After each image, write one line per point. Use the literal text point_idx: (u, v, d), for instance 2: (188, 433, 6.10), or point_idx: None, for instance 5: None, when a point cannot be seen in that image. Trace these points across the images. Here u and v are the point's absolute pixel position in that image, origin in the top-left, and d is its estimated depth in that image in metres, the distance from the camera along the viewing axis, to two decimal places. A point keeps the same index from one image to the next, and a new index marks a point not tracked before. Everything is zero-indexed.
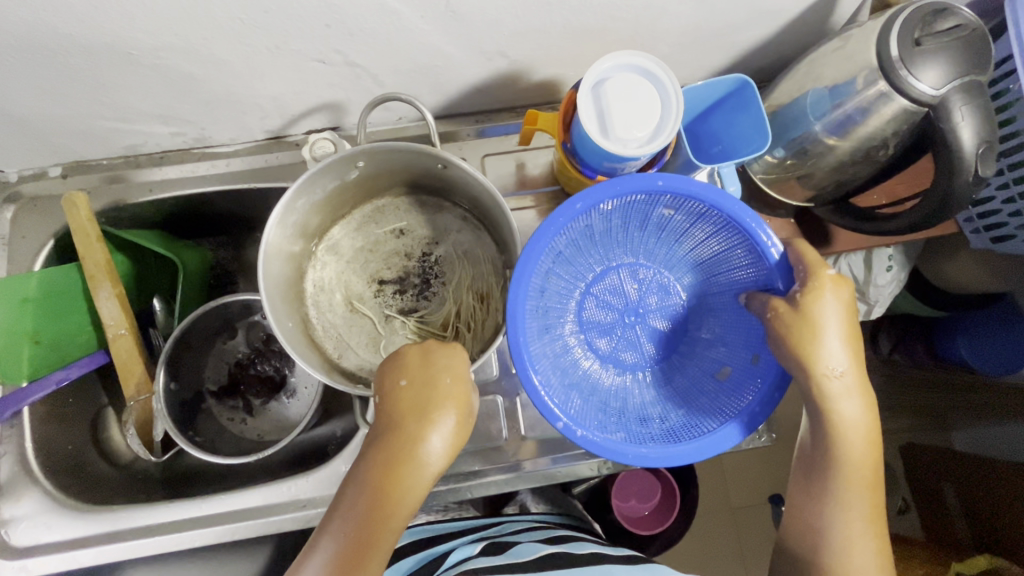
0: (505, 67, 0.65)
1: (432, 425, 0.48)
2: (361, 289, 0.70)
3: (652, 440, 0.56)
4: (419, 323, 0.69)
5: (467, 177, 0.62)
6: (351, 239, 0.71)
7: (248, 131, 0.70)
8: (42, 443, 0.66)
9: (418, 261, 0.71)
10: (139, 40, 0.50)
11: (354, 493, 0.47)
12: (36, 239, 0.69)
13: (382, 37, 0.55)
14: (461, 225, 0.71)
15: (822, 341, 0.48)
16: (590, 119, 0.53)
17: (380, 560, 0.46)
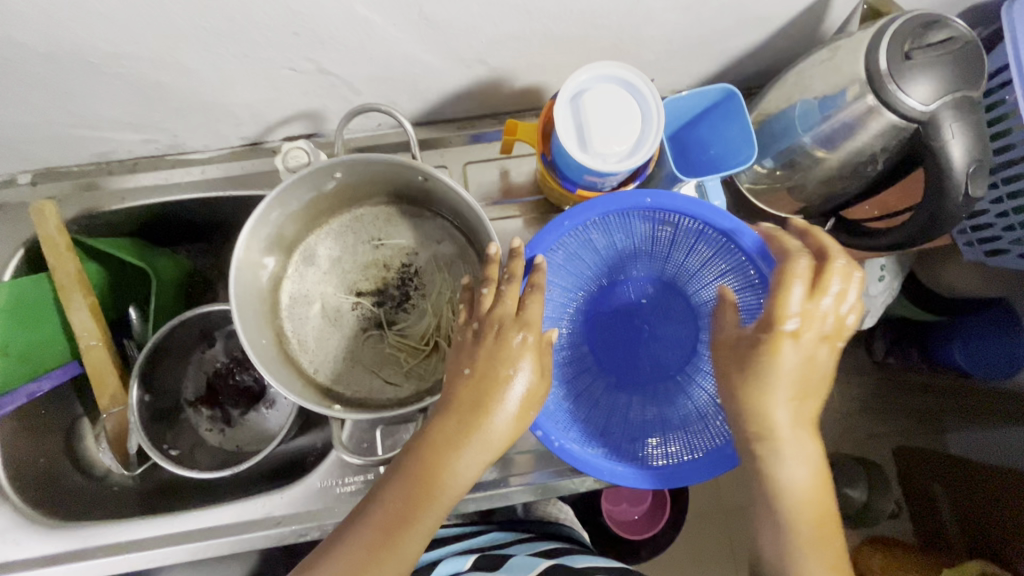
0: (485, 74, 0.63)
1: (496, 412, 0.47)
2: (338, 301, 0.68)
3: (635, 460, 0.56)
4: (398, 337, 0.67)
5: (445, 188, 0.60)
6: (327, 249, 0.69)
7: (222, 138, 0.68)
8: (12, 458, 0.65)
9: (397, 272, 0.69)
10: (100, 48, 0.49)
11: (406, 467, 0.46)
12: (5, 248, 0.68)
13: (355, 45, 0.53)
14: (441, 235, 0.70)
15: (764, 397, 0.47)
16: (567, 133, 0.51)
17: (439, 509, 0.46)
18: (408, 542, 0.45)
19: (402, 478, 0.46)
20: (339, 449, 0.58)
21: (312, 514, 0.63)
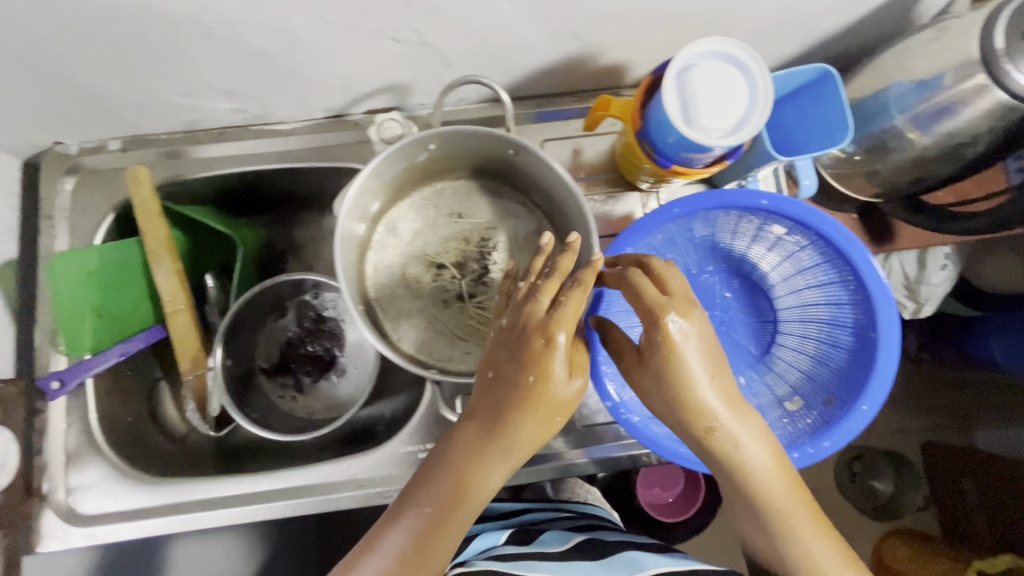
0: (575, 50, 0.63)
1: (521, 422, 0.45)
2: (420, 273, 0.70)
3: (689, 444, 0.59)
4: (478, 310, 0.69)
5: (537, 163, 0.61)
6: (410, 222, 0.70)
7: (309, 109, 0.69)
8: (105, 416, 0.67)
9: (477, 247, 0.71)
10: (219, 12, 0.49)
11: (440, 475, 0.47)
12: (97, 213, 0.69)
13: (461, 16, 0.54)
14: (521, 210, 0.71)
15: (693, 382, 0.44)
16: (674, 110, 0.51)
17: (466, 515, 0.46)
18: (443, 546, 0.46)
19: (434, 488, 0.47)
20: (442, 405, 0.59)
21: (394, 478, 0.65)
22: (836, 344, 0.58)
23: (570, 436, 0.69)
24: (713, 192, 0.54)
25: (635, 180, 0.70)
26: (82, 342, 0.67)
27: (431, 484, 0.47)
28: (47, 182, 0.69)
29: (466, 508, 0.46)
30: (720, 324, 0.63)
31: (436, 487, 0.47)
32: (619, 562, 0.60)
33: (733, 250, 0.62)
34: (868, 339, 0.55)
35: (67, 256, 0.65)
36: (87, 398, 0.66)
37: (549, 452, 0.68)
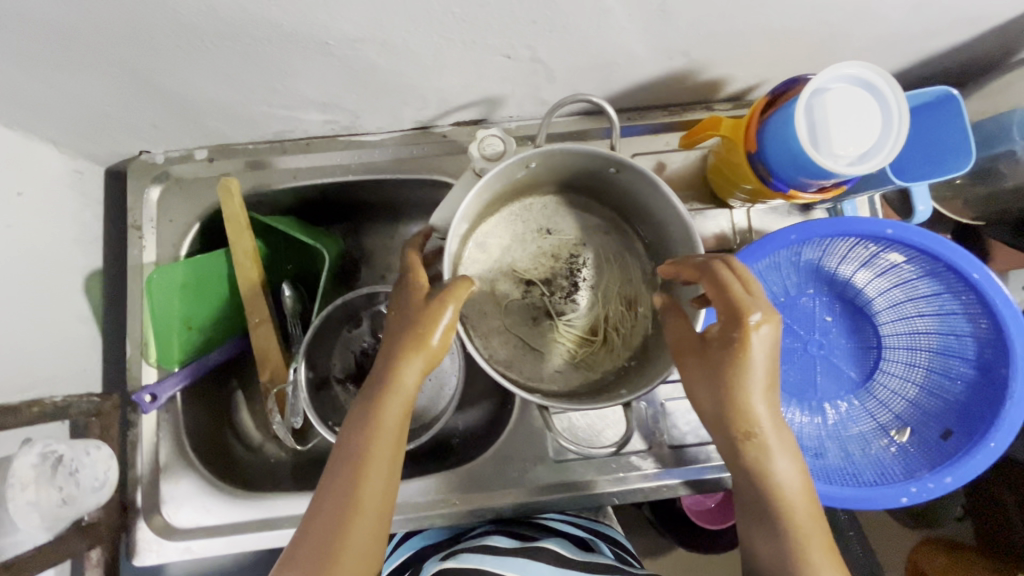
0: (680, 66, 0.62)
1: (399, 383, 0.48)
2: (508, 289, 0.68)
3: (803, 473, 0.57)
4: (568, 327, 0.68)
5: (639, 181, 0.59)
6: (497, 237, 0.69)
7: (398, 121, 0.68)
8: (193, 428, 0.67)
9: (566, 263, 0.70)
10: (342, 30, 0.48)
11: (362, 423, 0.48)
12: (183, 223, 0.68)
13: (580, 34, 0.52)
14: (609, 226, 0.70)
15: (754, 379, 0.45)
16: (806, 139, 0.49)
17: (374, 489, 0.46)
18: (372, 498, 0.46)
19: (355, 433, 0.48)
20: (553, 434, 0.57)
21: (483, 494, 0.68)
22: (949, 375, 0.58)
23: (659, 458, 0.68)
24: (846, 218, 0.53)
25: (729, 199, 0.69)
26: (173, 354, 0.66)
27: (358, 434, 0.47)
28: (134, 192, 0.68)
29: (386, 460, 0.47)
30: (821, 350, 0.62)
31: (358, 431, 0.47)
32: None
33: (836, 274, 0.61)
34: (992, 374, 0.55)
35: (157, 270, 0.64)
36: (178, 412, 0.66)
37: (639, 474, 0.67)
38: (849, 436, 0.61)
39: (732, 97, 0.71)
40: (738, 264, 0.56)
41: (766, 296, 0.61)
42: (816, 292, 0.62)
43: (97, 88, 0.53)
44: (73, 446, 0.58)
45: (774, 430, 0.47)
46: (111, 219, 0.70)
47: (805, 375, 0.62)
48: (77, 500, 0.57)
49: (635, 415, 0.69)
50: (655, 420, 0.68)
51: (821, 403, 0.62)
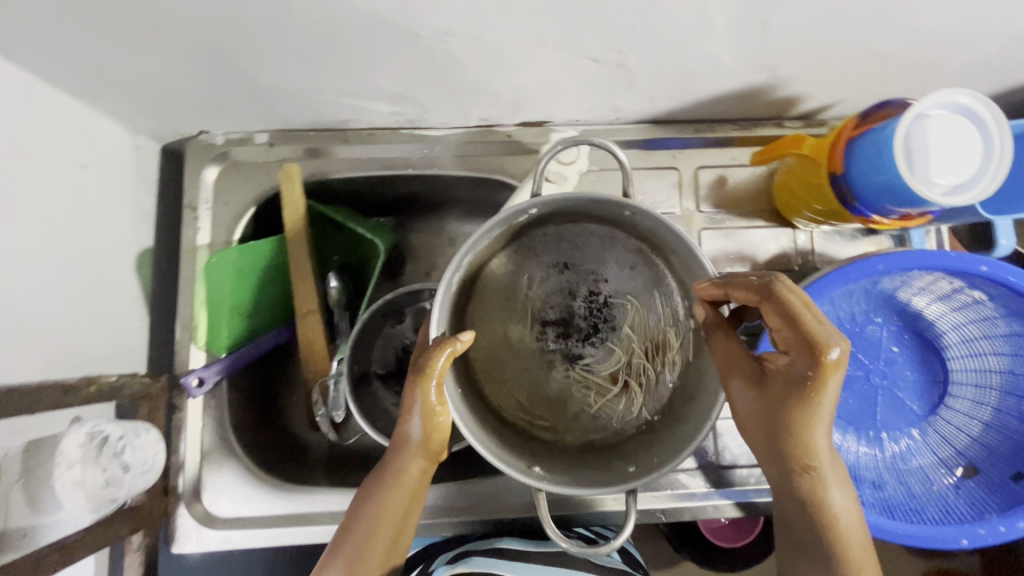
0: (762, 80, 0.60)
1: (407, 465, 0.52)
2: (522, 332, 0.64)
3: (864, 505, 0.57)
4: (585, 372, 0.64)
5: (666, 228, 0.54)
6: (508, 274, 0.64)
7: (465, 118, 0.66)
8: (237, 415, 0.66)
9: (585, 301, 0.65)
10: (437, 22, 0.47)
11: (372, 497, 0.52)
12: (239, 207, 0.67)
13: (674, 42, 0.51)
14: (634, 258, 0.63)
15: (822, 414, 0.44)
16: (903, 166, 0.48)
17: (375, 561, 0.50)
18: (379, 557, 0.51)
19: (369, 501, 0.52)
20: (543, 522, 0.53)
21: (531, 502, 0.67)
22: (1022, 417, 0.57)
23: (710, 477, 0.67)
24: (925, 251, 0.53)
25: (797, 220, 0.67)
26: (222, 337, 0.66)
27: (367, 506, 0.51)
28: (190, 171, 0.66)
29: (390, 531, 0.51)
30: (885, 381, 0.62)
31: (373, 497, 0.52)
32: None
33: (908, 305, 0.61)
34: None
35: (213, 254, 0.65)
36: (223, 398, 0.65)
37: (688, 492, 0.67)
38: (912, 471, 0.60)
39: (802, 116, 0.70)
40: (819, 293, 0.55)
41: (836, 322, 0.60)
42: (884, 320, 0.62)
43: (174, 67, 0.51)
44: (120, 426, 0.57)
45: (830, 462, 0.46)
46: (164, 197, 0.69)
47: (868, 407, 0.62)
48: (122, 483, 0.56)
49: None
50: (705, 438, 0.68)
51: (884, 436, 0.61)
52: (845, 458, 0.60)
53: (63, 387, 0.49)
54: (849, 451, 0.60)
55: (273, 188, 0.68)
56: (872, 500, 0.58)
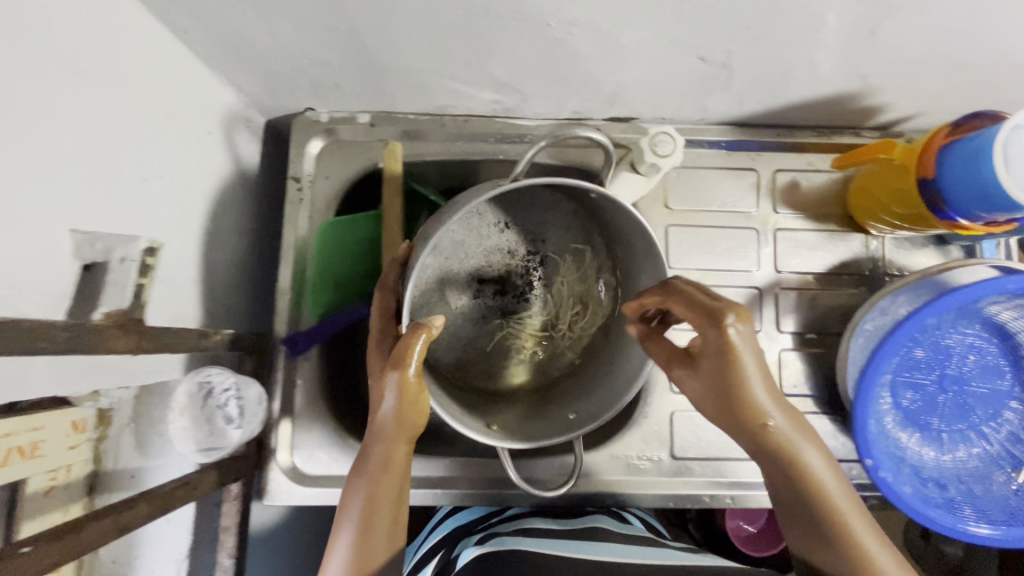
0: (852, 89, 0.63)
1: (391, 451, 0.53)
2: (460, 285, 0.72)
3: (936, 507, 0.62)
4: (518, 325, 0.74)
5: (618, 213, 0.62)
6: (450, 236, 0.71)
7: (559, 109, 0.70)
8: (328, 381, 0.69)
9: (522, 261, 0.74)
10: (568, 13, 0.50)
11: (361, 478, 0.52)
12: (339, 182, 0.71)
13: (782, 45, 0.54)
14: (572, 223, 0.74)
15: (756, 390, 0.45)
16: (998, 170, 0.52)
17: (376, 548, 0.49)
18: (382, 531, 0.50)
19: (359, 486, 0.52)
20: (504, 465, 0.59)
21: (605, 480, 0.69)
22: None
23: None
24: None
25: (872, 224, 0.70)
26: (317, 307, 0.68)
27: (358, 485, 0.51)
28: (295, 145, 0.70)
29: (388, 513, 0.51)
30: (958, 388, 0.64)
31: (360, 482, 0.52)
32: (649, 549, 0.53)
33: (992, 320, 0.63)
34: None
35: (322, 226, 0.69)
36: (316, 362, 0.68)
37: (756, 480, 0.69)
38: (976, 473, 0.64)
39: (880, 126, 0.73)
40: (922, 318, 0.59)
41: (926, 337, 0.62)
42: (967, 332, 0.63)
43: (309, 43, 0.55)
44: (226, 378, 0.60)
45: (801, 432, 0.47)
46: (264, 169, 0.72)
47: (938, 411, 0.65)
48: (224, 434, 0.60)
49: None
50: None
51: (953, 441, 0.65)
52: (915, 460, 0.64)
53: (199, 331, 0.51)
54: (919, 454, 0.64)
55: (370, 167, 0.72)
56: (939, 500, 0.63)
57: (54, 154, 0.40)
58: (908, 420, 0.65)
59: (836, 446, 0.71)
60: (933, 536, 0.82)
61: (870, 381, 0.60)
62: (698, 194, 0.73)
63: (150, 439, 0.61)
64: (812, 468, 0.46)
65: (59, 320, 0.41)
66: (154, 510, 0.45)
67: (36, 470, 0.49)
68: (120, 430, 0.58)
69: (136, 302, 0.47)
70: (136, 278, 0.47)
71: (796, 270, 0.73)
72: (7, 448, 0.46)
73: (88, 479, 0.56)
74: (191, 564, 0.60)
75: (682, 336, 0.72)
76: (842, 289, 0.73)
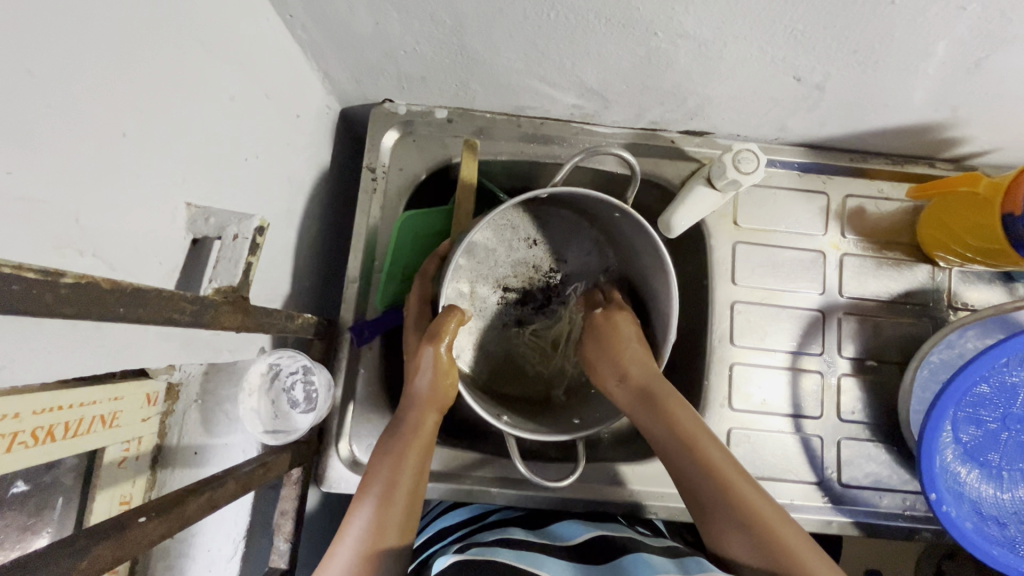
0: (938, 121, 0.63)
1: (418, 420, 0.59)
2: (486, 292, 0.73)
3: (998, 545, 0.62)
4: (533, 337, 0.75)
5: (643, 239, 0.63)
6: (483, 240, 0.71)
7: (637, 119, 0.70)
8: (387, 374, 0.69)
9: (543, 276, 0.75)
10: (678, 24, 0.50)
11: (387, 454, 0.56)
12: (412, 174, 0.72)
13: (883, 71, 0.54)
14: (591, 248, 0.75)
15: (642, 360, 0.63)
16: None
17: (399, 513, 0.52)
18: (400, 508, 0.53)
19: (382, 459, 0.56)
20: (512, 457, 0.62)
21: (658, 492, 0.69)
22: None
23: (827, 493, 0.69)
24: None
25: (939, 255, 0.70)
26: (384, 296, 0.69)
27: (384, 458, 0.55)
28: (372, 136, 0.70)
29: (412, 478, 0.55)
30: (1021, 427, 0.62)
31: (385, 456, 0.56)
32: (621, 564, 0.51)
33: None
34: None
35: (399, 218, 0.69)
36: (379, 351, 0.69)
37: (811, 505, 0.68)
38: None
39: (955, 158, 0.73)
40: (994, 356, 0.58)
41: (997, 377, 0.61)
42: None
43: (409, 36, 0.55)
44: (296, 361, 0.60)
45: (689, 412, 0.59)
46: (337, 155, 0.73)
47: (999, 449, 0.63)
48: (289, 417, 0.60)
49: (806, 447, 0.70)
50: (829, 455, 0.70)
51: (1013, 479, 0.63)
52: (975, 498, 0.63)
53: (287, 313, 0.51)
54: (979, 490, 0.63)
55: (444, 162, 0.72)
56: (999, 537, 0.62)
57: (179, 127, 0.40)
58: (968, 456, 0.63)
59: (889, 475, 0.70)
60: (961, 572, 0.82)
61: (938, 417, 0.60)
62: (767, 213, 0.73)
63: (216, 417, 0.58)
64: (722, 463, 0.55)
65: (171, 289, 0.41)
66: (239, 489, 0.44)
67: (113, 441, 0.49)
68: (188, 406, 0.55)
69: (246, 280, 0.44)
70: (247, 254, 0.44)
71: (859, 295, 0.72)
72: (88, 417, 0.46)
73: (155, 454, 0.54)
74: (246, 546, 0.60)
75: (743, 353, 0.71)
76: (904, 317, 0.72)
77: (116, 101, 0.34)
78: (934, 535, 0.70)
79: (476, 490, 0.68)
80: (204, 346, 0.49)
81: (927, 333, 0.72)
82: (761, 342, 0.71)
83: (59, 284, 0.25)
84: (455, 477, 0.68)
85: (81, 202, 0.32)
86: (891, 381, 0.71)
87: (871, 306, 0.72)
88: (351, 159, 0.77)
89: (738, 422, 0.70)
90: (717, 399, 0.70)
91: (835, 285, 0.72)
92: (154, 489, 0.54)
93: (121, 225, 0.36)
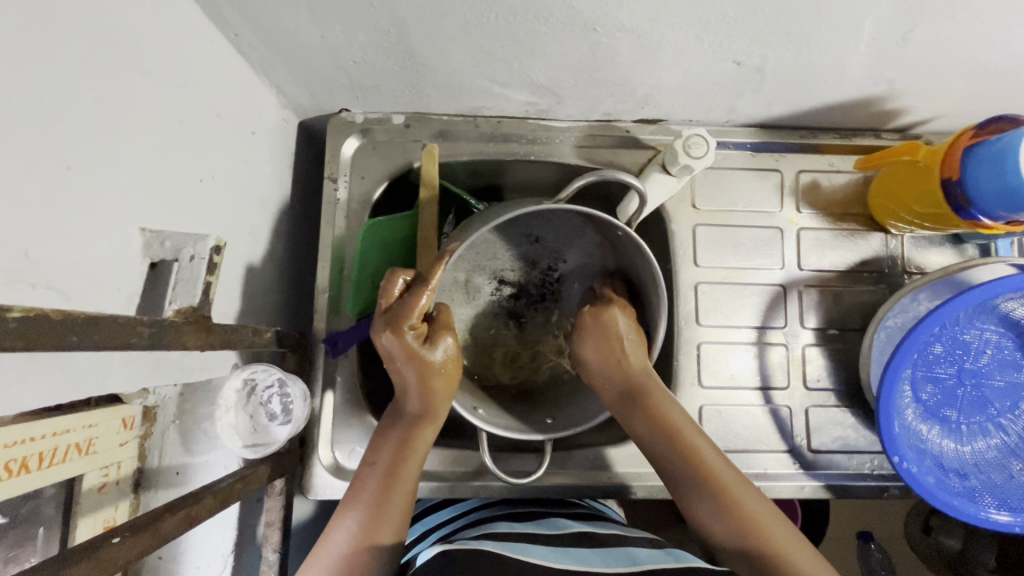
0: (878, 94, 0.65)
1: (416, 440, 0.59)
2: (482, 284, 0.76)
3: (959, 495, 0.65)
4: (521, 335, 0.77)
5: (641, 258, 0.63)
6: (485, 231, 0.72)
7: (591, 111, 0.71)
8: (364, 379, 0.71)
9: (541, 273, 0.76)
10: (614, 18, 0.51)
11: (376, 475, 0.56)
12: (375, 179, 0.73)
13: (817, 50, 0.56)
14: (593, 251, 0.72)
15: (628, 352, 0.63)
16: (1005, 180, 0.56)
17: (389, 529, 0.53)
18: (395, 509, 0.55)
19: (382, 453, 0.58)
20: (481, 452, 0.63)
21: (638, 473, 0.71)
22: None
23: (799, 460, 0.72)
24: None
25: (890, 223, 0.73)
26: (357, 305, 0.69)
27: (374, 471, 0.57)
28: (331, 146, 0.71)
29: (403, 499, 0.56)
30: (975, 381, 0.64)
31: (383, 453, 0.58)
32: (613, 554, 0.51)
33: (1010, 315, 0.63)
34: None
35: (370, 223, 0.69)
36: (356, 359, 0.70)
37: (783, 471, 0.71)
38: (994, 461, 0.66)
39: (900, 128, 0.75)
40: (941, 317, 0.60)
41: (949, 337, 0.63)
42: (984, 327, 0.64)
43: (356, 45, 0.56)
44: (270, 375, 0.61)
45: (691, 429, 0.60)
46: (297, 168, 0.73)
47: (955, 405, 0.65)
48: (268, 430, 0.61)
49: (776, 418, 0.72)
50: (798, 423, 0.72)
51: (972, 433, 0.66)
52: (937, 453, 0.66)
53: (255, 328, 0.52)
54: (940, 445, 0.66)
55: (403, 167, 0.73)
56: (959, 488, 0.66)
57: (128, 154, 0.41)
58: (928, 414, 0.66)
59: (857, 438, 0.73)
60: (931, 530, 0.86)
61: (893, 377, 0.62)
62: (724, 195, 0.75)
63: (196, 435, 0.58)
64: (715, 463, 0.57)
65: (134, 315, 0.42)
66: (218, 503, 0.46)
67: (90, 467, 0.49)
68: (166, 427, 0.55)
69: (206, 299, 0.45)
70: (205, 274, 0.45)
71: (818, 268, 0.75)
72: (62, 446, 0.46)
73: (137, 477, 0.54)
74: (236, 558, 0.61)
75: (712, 333, 0.73)
76: (862, 285, 0.75)
77: (57, 135, 0.35)
78: (901, 491, 0.73)
79: (460, 485, 0.70)
80: (172, 367, 0.50)
81: (884, 298, 0.75)
82: (728, 319, 0.73)
83: (7, 319, 0.26)
84: (439, 475, 0.70)
85: (28, 236, 0.33)
86: (853, 348, 0.74)
87: (831, 277, 0.75)
88: (312, 170, 0.77)
89: (709, 399, 0.72)
90: (687, 379, 0.72)
91: (794, 261, 0.75)
92: (138, 510, 0.55)
93: (72, 255, 0.36)
